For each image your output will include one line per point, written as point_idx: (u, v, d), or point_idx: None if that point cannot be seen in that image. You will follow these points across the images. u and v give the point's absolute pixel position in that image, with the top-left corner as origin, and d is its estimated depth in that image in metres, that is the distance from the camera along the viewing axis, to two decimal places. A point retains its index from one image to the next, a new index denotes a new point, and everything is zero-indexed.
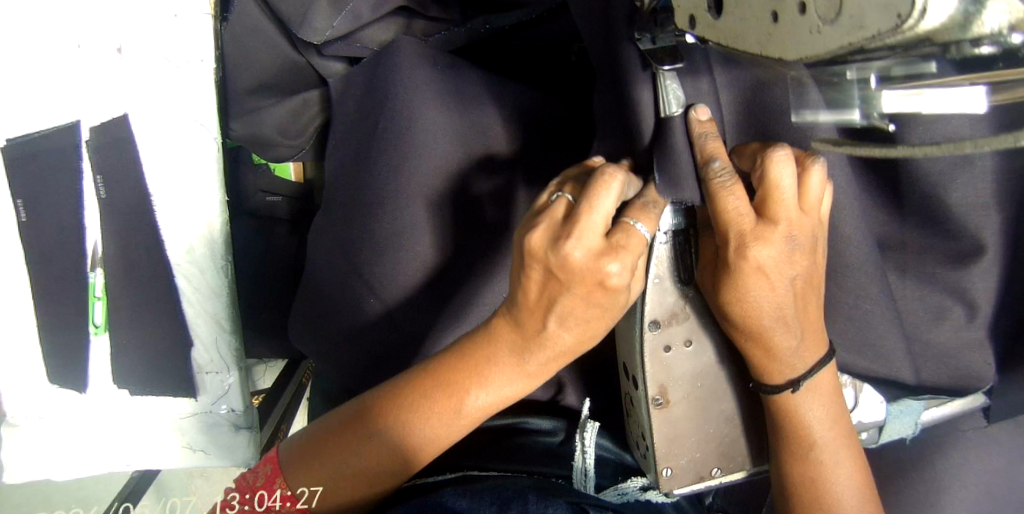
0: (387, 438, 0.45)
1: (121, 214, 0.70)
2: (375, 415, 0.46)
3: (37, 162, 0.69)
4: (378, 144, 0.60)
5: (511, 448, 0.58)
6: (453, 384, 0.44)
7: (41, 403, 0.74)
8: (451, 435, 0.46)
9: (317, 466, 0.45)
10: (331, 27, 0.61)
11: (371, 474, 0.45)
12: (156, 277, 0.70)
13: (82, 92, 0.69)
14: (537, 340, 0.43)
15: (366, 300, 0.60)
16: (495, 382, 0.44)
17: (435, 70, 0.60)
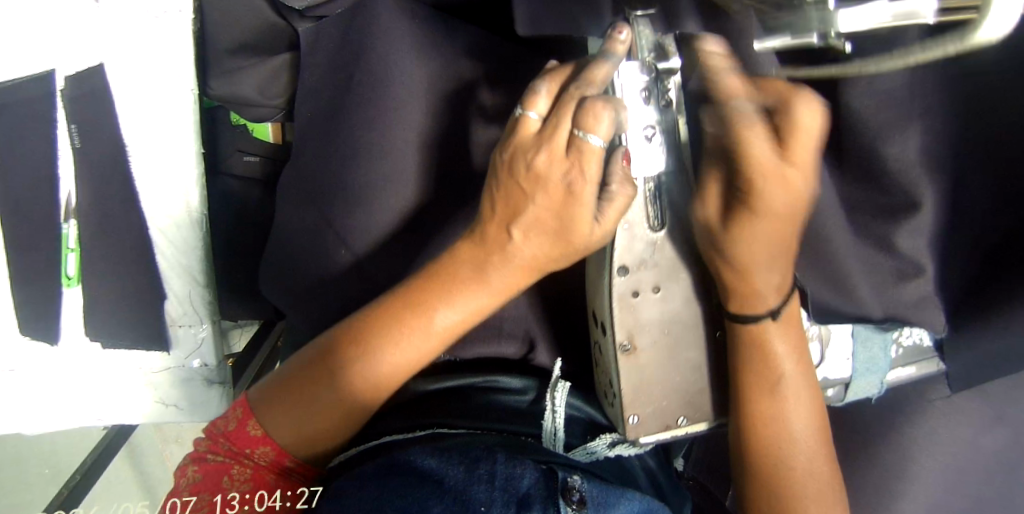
0: (336, 387, 0.45)
1: (97, 166, 0.69)
2: (341, 346, 0.46)
3: (11, 110, 0.68)
4: (349, 99, 0.59)
5: (481, 406, 0.56)
6: (419, 303, 0.44)
7: (13, 355, 0.73)
8: (418, 356, 0.46)
9: (289, 411, 0.46)
10: None
11: (343, 405, 0.46)
12: (131, 231, 0.70)
13: (60, 41, 0.68)
14: (503, 253, 0.42)
15: (336, 252, 0.60)
16: (460, 299, 0.44)
17: (414, 23, 0.59)
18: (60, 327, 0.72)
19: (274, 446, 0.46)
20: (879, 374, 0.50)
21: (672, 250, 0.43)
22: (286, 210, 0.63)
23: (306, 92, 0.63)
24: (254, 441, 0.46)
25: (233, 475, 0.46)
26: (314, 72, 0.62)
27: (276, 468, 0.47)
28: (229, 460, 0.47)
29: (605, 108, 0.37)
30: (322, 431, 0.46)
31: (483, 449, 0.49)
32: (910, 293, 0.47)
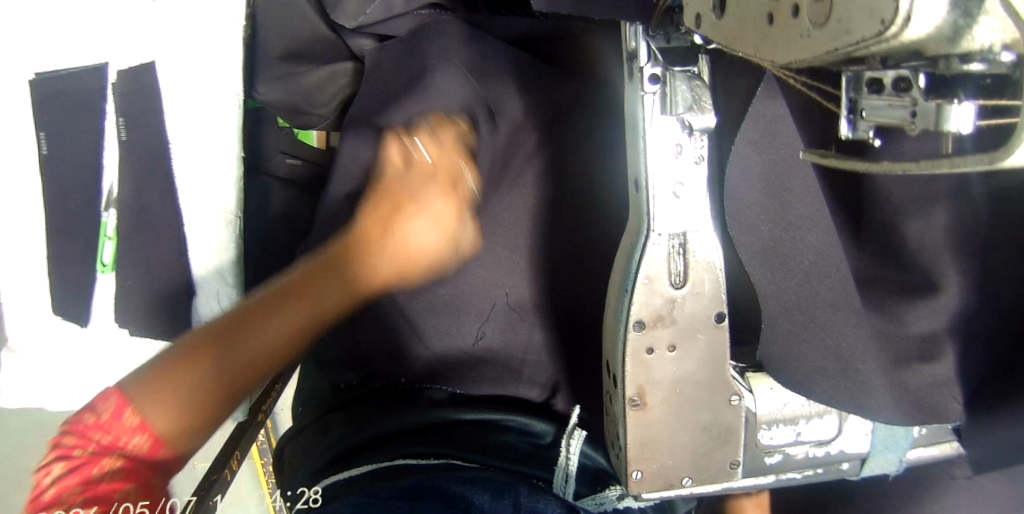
0: (303, 297, 0.44)
1: (139, 159, 0.71)
2: (335, 260, 0.46)
3: (63, 99, 0.71)
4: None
5: (495, 444, 0.57)
6: (388, 221, 0.48)
7: (44, 332, 0.76)
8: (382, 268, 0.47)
9: (169, 390, 0.39)
10: (364, 13, 0.64)
11: (292, 331, 0.43)
12: (167, 223, 0.72)
13: (113, 36, 0.71)
14: (409, 198, 0.49)
15: None
16: (422, 212, 0.48)
17: (466, 50, 0.58)
18: (90, 310, 0.75)
19: (152, 436, 0.38)
20: (898, 454, 0.48)
21: (694, 311, 0.41)
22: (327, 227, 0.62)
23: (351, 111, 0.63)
24: (130, 427, 0.38)
25: (105, 467, 0.38)
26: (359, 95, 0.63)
27: (147, 465, 0.39)
28: (94, 454, 0.38)
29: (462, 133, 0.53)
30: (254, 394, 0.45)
31: (503, 481, 0.50)
32: (927, 374, 0.45)
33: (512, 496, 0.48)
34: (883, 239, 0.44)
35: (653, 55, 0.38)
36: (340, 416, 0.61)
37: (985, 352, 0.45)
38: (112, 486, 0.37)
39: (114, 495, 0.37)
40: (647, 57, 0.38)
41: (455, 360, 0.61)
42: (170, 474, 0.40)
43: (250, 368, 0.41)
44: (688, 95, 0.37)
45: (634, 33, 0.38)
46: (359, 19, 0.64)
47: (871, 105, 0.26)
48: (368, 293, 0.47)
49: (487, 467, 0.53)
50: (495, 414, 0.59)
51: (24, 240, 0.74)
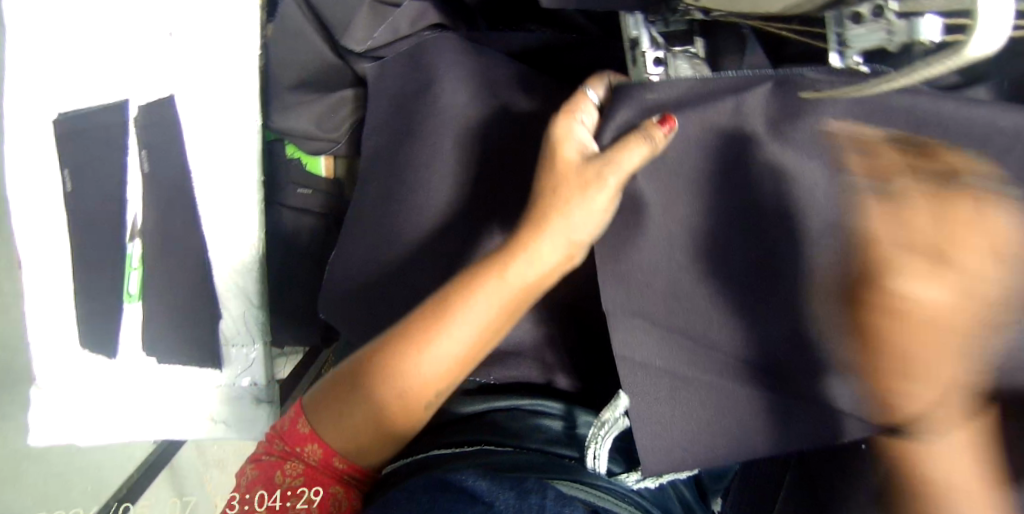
0: (381, 389, 0.48)
1: (163, 188, 0.75)
2: (376, 373, 0.49)
3: (85, 136, 0.74)
4: (411, 136, 0.64)
5: (522, 430, 0.52)
6: (410, 337, 0.48)
7: (70, 367, 0.77)
8: (429, 390, 0.48)
9: (336, 417, 0.50)
10: (370, 37, 0.67)
11: (363, 426, 0.49)
12: (190, 249, 0.75)
13: (132, 74, 0.74)
14: (438, 322, 0.47)
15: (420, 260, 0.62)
16: (455, 321, 0.47)
17: (467, 65, 0.63)
18: (118, 341, 0.76)
19: (319, 442, 0.50)
20: None
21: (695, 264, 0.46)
22: (363, 240, 0.65)
23: (373, 128, 0.67)
24: (303, 438, 0.51)
25: (285, 471, 0.51)
26: (380, 114, 0.67)
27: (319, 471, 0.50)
28: (280, 457, 0.51)
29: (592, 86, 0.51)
30: (370, 437, 0.50)
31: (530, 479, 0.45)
32: None
33: (538, 496, 0.42)
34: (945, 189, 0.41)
35: (652, 38, 0.48)
36: None
37: None
38: (283, 436, 0.52)
39: (298, 488, 0.50)
40: (649, 43, 0.49)
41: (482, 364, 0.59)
42: (347, 492, 0.51)
43: (377, 427, 0.49)
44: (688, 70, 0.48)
45: (635, 22, 0.48)
46: (367, 42, 0.67)
47: (857, 35, 0.39)
48: (416, 403, 0.48)
49: (518, 451, 0.50)
50: (516, 400, 0.55)
51: (52, 277, 0.76)
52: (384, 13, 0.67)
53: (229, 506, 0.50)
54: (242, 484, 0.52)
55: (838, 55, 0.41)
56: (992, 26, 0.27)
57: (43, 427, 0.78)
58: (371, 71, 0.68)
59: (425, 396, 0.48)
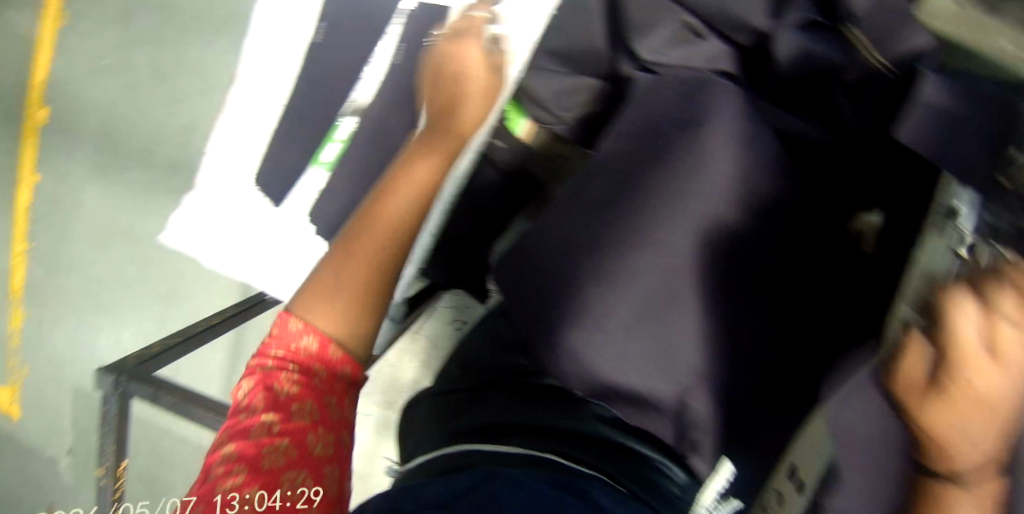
0: (369, 228, 0.67)
1: (396, 86, 0.79)
2: (340, 243, 0.67)
3: (359, 7, 0.81)
4: (660, 162, 0.67)
5: (641, 477, 0.59)
6: (373, 217, 0.68)
7: (245, 186, 0.87)
8: (397, 212, 0.68)
9: (320, 290, 0.65)
10: (662, 46, 0.72)
11: (369, 265, 0.66)
12: (393, 148, 0.79)
13: None
14: (378, 207, 0.68)
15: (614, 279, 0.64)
16: (398, 193, 0.68)
17: (744, 127, 0.66)
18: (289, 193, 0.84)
19: (311, 399, 0.59)
20: None
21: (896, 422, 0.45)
22: (571, 228, 0.67)
23: (621, 136, 0.70)
24: (287, 404, 0.58)
25: (282, 381, 0.60)
26: (635, 125, 0.69)
27: (307, 388, 0.60)
28: (262, 390, 0.60)
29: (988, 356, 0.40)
30: (356, 291, 0.65)
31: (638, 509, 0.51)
32: None
33: None
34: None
35: (971, 227, 0.51)
36: (503, 392, 0.68)
37: None
38: (255, 386, 0.61)
39: (279, 470, 0.54)
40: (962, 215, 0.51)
41: (624, 391, 0.63)
42: (313, 474, 0.56)
43: (381, 265, 0.66)
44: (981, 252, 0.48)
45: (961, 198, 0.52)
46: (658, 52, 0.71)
47: None
48: (394, 217, 0.68)
49: (633, 494, 0.56)
50: (648, 450, 0.62)
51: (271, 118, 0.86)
52: (682, 35, 0.72)
53: (229, 505, 0.52)
54: (222, 458, 0.56)
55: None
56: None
57: (196, 222, 0.89)
58: (650, 81, 0.71)
59: (402, 215, 0.68)
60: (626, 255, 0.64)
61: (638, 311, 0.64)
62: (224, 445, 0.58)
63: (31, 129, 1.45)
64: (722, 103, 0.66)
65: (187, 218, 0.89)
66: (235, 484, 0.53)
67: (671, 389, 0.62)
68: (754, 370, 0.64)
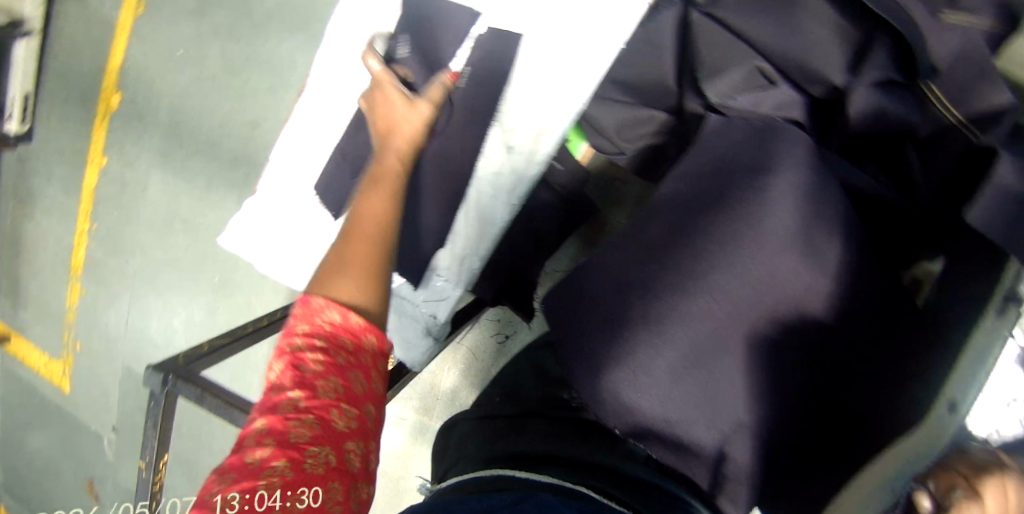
0: (365, 202, 0.65)
1: (464, 111, 0.82)
2: (352, 222, 0.63)
3: (436, 34, 0.84)
4: (721, 205, 0.66)
5: None
6: (373, 192, 0.67)
7: (313, 198, 0.90)
8: (382, 202, 0.65)
9: (336, 275, 0.58)
10: (732, 94, 0.73)
11: (369, 239, 0.61)
12: (455, 170, 0.83)
13: (498, 7, 0.83)
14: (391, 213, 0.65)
15: (663, 318, 0.65)
16: (372, 181, 0.68)
17: (808, 176, 0.65)
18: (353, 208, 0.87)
19: (334, 382, 0.51)
20: None
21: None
22: (625, 263, 0.69)
23: (683, 175, 0.71)
24: (313, 378, 0.51)
25: (309, 360, 0.52)
26: (698, 166, 0.70)
27: (331, 372, 0.52)
28: (292, 365, 0.52)
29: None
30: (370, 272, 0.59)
31: None
32: None
33: None
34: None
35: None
36: (545, 424, 0.67)
37: None
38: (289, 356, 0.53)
39: (304, 447, 0.48)
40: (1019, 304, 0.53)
41: (660, 434, 0.64)
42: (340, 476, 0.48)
43: (376, 234, 0.62)
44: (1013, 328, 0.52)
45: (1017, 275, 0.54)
46: (726, 100, 0.73)
47: None
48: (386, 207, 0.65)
49: None
50: (684, 499, 0.60)
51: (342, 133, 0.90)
52: (751, 86, 0.73)
53: (228, 505, 0.45)
54: (252, 432, 0.49)
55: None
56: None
57: (262, 234, 0.92)
58: (717, 123, 0.72)
59: (384, 208, 0.65)
60: (677, 297, 0.65)
61: (686, 354, 0.64)
62: (252, 419, 0.51)
63: (101, 114, 1.51)
64: (790, 152, 0.66)
65: (253, 230, 0.93)
66: (260, 456, 0.47)
67: (715, 441, 0.63)
68: (799, 425, 0.64)
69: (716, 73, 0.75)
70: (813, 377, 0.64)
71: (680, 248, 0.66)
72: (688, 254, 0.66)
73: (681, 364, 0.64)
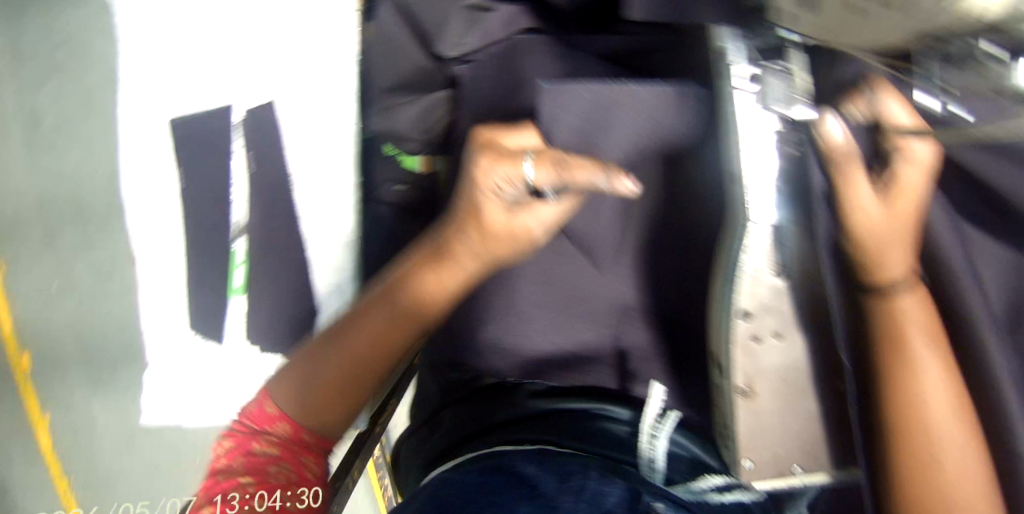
0: (357, 329, 0.51)
1: (262, 191, 0.80)
2: (341, 331, 0.52)
3: (201, 141, 0.83)
4: (503, 131, 0.62)
5: (586, 432, 0.57)
6: (337, 339, 0.52)
7: (188, 348, 0.87)
8: (358, 338, 0.51)
9: (313, 368, 0.52)
10: (461, 41, 0.68)
11: (372, 354, 0.51)
12: (285, 248, 0.80)
13: (239, 82, 0.82)
14: (391, 323, 0.51)
15: (504, 260, 0.64)
16: (318, 343, 0.52)
17: (560, 59, 0.62)
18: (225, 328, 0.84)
19: (290, 423, 0.52)
20: None
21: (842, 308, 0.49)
22: (440, 240, 0.66)
23: (467, 124, 0.67)
24: (271, 419, 0.53)
25: (261, 441, 0.53)
26: (474, 109, 0.66)
27: (291, 443, 0.52)
28: (251, 433, 0.53)
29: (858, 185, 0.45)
30: (329, 394, 0.51)
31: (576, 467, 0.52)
32: None
33: (580, 480, 0.50)
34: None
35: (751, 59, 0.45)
36: (449, 411, 0.66)
37: None
38: (242, 424, 0.54)
39: (271, 459, 0.52)
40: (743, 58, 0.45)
41: (562, 360, 0.64)
42: (297, 466, 0.52)
43: (377, 349, 0.51)
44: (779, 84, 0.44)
45: (723, 34, 0.47)
46: (461, 45, 0.67)
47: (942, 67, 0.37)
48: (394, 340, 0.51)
49: (577, 454, 0.54)
50: (590, 403, 0.60)
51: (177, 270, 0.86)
52: (476, 19, 0.67)
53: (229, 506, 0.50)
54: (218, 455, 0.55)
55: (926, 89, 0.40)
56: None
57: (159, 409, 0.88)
58: (468, 67, 0.68)
59: (389, 338, 0.51)
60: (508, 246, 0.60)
61: (539, 276, 0.65)
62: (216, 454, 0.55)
63: None
64: (533, 55, 0.64)
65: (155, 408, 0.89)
66: (223, 468, 0.53)
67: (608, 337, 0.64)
68: (667, 286, 0.63)
69: (440, 26, 0.69)
70: (671, 236, 0.62)
71: None
72: None
73: (540, 288, 0.64)
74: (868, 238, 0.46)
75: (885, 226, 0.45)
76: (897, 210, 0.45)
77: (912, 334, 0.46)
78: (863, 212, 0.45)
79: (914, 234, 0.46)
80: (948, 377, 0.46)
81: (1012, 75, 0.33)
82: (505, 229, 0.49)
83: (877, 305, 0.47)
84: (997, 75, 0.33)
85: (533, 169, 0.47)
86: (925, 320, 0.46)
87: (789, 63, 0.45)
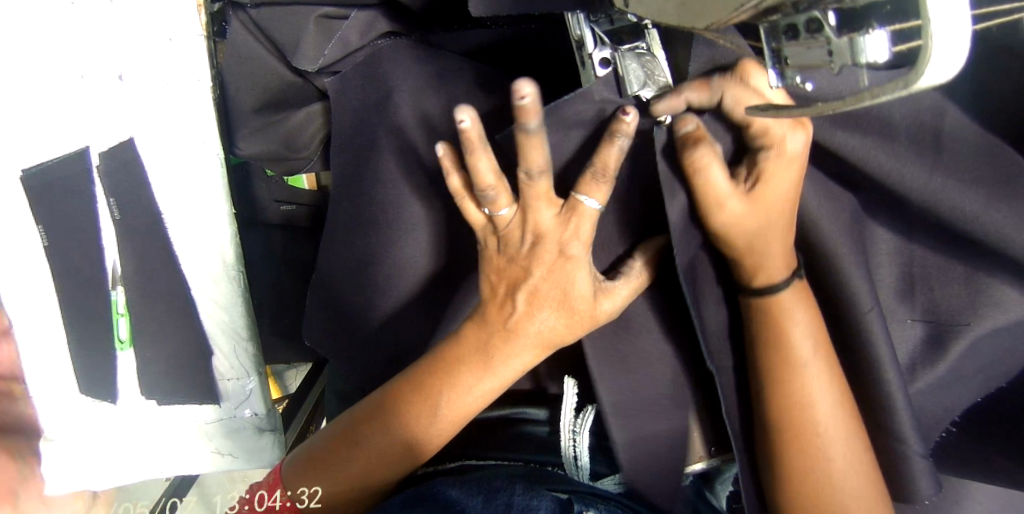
0: (377, 432, 0.56)
1: (137, 234, 0.74)
2: (364, 421, 0.57)
3: (51, 188, 0.73)
4: (379, 153, 0.67)
5: (508, 439, 0.65)
6: (359, 432, 0.56)
7: (73, 416, 0.78)
8: (381, 448, 0.56)
9: (338, 458, 0.56)
10: (321, 55, 0.68)
11: (389, 452, 0.56)
12: (174, 293, 0.75)
13: (87, 117, 0.73)
14: (411, 422, 0.55)
15: (393, 272, 0.67)
16: (355, 418, 0.58)
17: (423, 75, 0.66)
18: (117, 387, 0.77)
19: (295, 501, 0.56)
20: (936, 390, 0.60)
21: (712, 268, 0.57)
22: (331, 259, 0.70)
23: (338, 145, 0.70)
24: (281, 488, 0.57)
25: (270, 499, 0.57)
26: (345, 127, 0.69)
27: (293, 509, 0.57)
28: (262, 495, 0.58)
29: (718, 163, 0.48)
30: (362, 472, 0.56)
31: (502, 482, 0.54)
32: (944, 295, 0.59)
33: (506, 495, 0.51)
34: (906, 174, 0.53)
35: (594, 42, 0.52)
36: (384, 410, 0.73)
37: (935, 284, 0.59)
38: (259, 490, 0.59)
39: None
40: (594, 43, 0.52)
41: None
42: None
43: (400, 449, 0.56)
44: (636, 72, 0.51)
45: (579, 21, 0.52)
46: (319, 61, 0.68)
47: (790, 52, 0.37)
48: (417, 434, 0.55)
49: (502, 461, 0.62)
50: (503, 411, 0.67)
51: (44, 333, 0.77)
52: (332, 31, 0.68)
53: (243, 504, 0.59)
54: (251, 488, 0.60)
55: (777, 75, 0.40)
56: (952, 49, 0.30)
57: (50, 484, 0.79)
58: (331, 82, 0.69)
59: (421, 439, 0.56)
60: (410, 261, 0.67)
61: (429, 284, 0.67)
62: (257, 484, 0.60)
63: None
64: (393, 67, 0.66)
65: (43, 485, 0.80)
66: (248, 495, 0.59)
67: None
68: None
69: (296, 44, 0.69)
70: None
71: (367, 210, 0.68)
72: (372, 207, 0.67)
73: (426, 293, 0.67)
74: (729, 230, 0.50)
75: (751, 218, 0.49)
76: (758, 201, 0.49)
77: (796, 340, 0.53)
78: (716, 203, 0.49)
79: (779, 225, 0.51)
80: (822, 358, 0.54)
81: (860, 48, 0.33)
82: (589, 322, 0.54)
83: (768, 329, 0.54)
84: (847, 48, 0.34)
85: (596, 201, 0.50)
86: (815, 329, 0.54)
87: (646, 42, 0.51)
